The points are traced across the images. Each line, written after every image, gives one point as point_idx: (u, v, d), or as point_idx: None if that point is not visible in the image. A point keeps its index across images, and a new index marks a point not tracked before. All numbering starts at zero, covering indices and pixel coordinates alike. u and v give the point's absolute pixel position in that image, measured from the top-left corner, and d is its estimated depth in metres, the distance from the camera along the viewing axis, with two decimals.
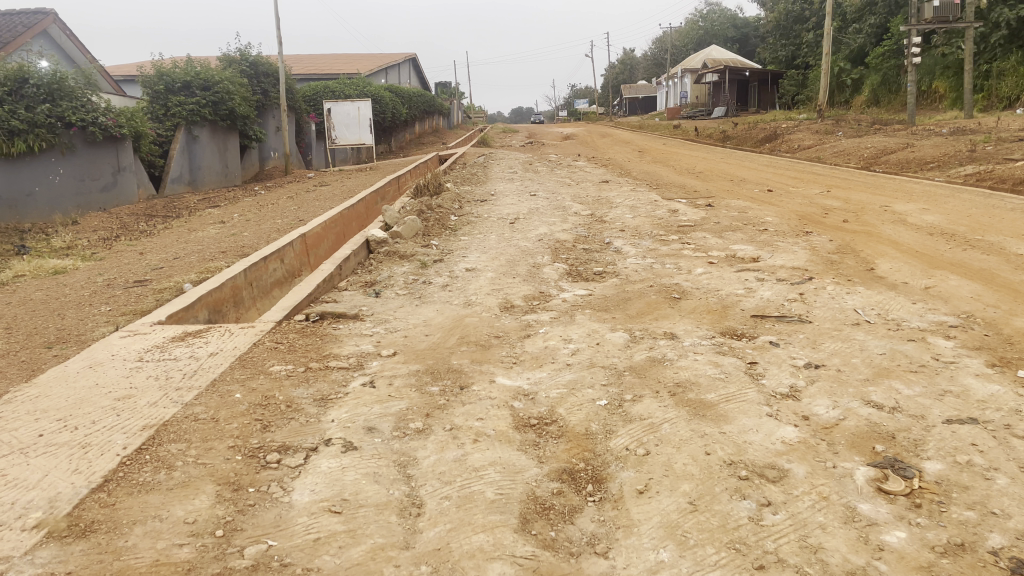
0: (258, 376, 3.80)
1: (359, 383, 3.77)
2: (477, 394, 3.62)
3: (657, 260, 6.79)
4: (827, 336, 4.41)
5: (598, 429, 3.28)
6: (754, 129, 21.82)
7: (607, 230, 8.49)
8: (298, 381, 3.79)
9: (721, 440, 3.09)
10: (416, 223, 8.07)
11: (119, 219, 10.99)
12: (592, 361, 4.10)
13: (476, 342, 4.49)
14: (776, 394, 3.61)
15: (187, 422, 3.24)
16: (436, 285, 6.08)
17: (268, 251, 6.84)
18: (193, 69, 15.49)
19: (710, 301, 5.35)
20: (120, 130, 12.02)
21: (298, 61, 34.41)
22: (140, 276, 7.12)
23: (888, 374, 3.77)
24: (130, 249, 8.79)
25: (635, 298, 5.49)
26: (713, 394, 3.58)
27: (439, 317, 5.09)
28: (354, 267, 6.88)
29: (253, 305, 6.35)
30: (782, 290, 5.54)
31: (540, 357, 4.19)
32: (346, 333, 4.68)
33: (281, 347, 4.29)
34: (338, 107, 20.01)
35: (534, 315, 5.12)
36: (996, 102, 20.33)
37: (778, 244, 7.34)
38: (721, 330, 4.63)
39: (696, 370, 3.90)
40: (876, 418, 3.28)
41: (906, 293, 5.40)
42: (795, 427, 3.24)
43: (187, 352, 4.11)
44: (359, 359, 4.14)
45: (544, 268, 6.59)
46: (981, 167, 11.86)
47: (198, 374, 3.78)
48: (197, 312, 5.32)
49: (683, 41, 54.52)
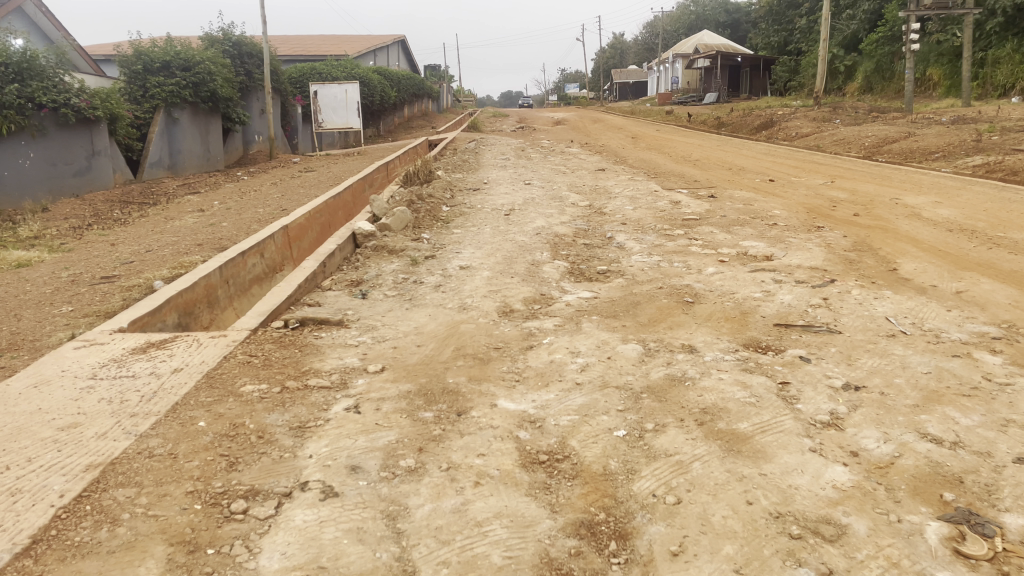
0: (226, 400, 3.32)
1: (343, 407, 3.31)
2: (479, 422, 3.17)
3: (664, 258, 6.35)
4: (862, 350, 3.99)
5: (618, 468, 2.84)
6: (750, 115, 21.36)
7: (608, 223, 8.04)
8: (273, 404, 3.32)
9: (763, 484, 2.67)
10: (406, 214, 7.60)
11: (93, 206, 10.43)
12: (606, 379, 3.66)
13: (473, 354, 4.04)
14: (816, 423, 3.19)
15: (139, 460, 2.77)
16: (428, 285, 5.61)
17: (246, 245, 6.33)
18: (172, 48, 14.82)
19: (726, 305, 4.92)
20: (93, 113, 11.51)
21: (285, 41, 33.52)
22: (108, 271, 6.60)
23: (940, 400, 3.35)
24: (101, 240, 8.27)
25: (645, 302, 5.04)
26: (746, 424, 3.14)
27: (432, 324, 4.63)
28: (340, 263, 6.40)
29: (230, 305, 5.86)
30: (803, 293, 5.11)
31: (545, 374, 3.75)
32: (329, 343, 4.21)
33: (254, 361, 3.81)
34: (324, 90, 19.36)
35: (535, 321, 4.67)
36: (992, 91, 20.06)
37: (791, 240, 6.91)
38: (743, 342, 4.19)
39: (724, 393, 3.46)
40: (938, 457, 2.86)
41: (938, 298, 4.99)
42: (844, 467, 2.81)
43: (147, 368, 3.63)
44: (342, 377, 3.67)
45: (544, 266, 6.14)
46: (990, 158, 11.47)
47: (157, 397, 3.30)
48: (166, 316, 4.83)
49: (675, 25, 53.86)
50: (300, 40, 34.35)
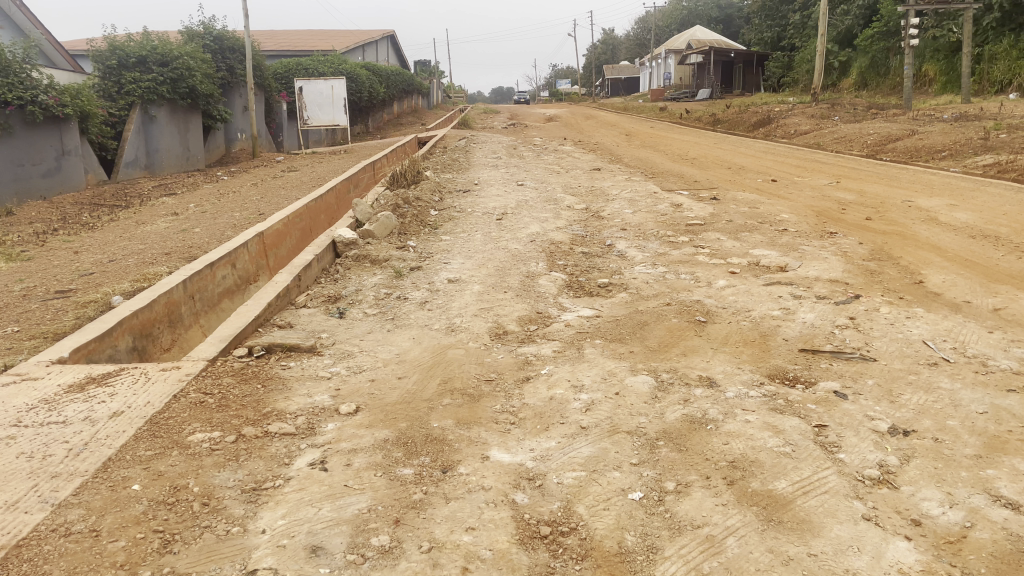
0: (170, 454, 2.81)
1: (307, 461, 2.81)
2: (469, 481, 2.68)
3: (670, 268, 5.86)
4: (903, 383, 3.52)
5: (637, 546, 2.34)
6: (746, 112, 20.89)
7: (607, 229, 7.54)
8: (225, 458, 2.82)
9: (815, 571, 2.19)
10: (391, 219, 7.08)
11: (61, 209, 9.86)
12: (614, 422, 3.16)
13: (462, 389, 3.54)
14: (865, 480, 2.71)
15: (53, 541, 2.27)
16: (412, 302, 5.10)
17: (216, 256, 5.81)
18: (149, 42, 14.27)
19: (743, 326, 4.43)
20: (62, 110, 10.96)
21: (271, 36, 32.79)
22: (64, 284, 6.06)
23: (1006, 449, 2.88)
24: (65, 248, 7.72)
25: (653, 322, 4.54)
26: (785, 482, 2.66)
27: (416, 350, 4.12)
28: (317, 275, 5.88)
29: (195, 323, 5.34)
30: (826, 311, 4.64)
31: (545, 414, 3.27)
32: (298, 375, 3.71)
33: (208, 402, 3.29)
34: (310, 86, 18.78)
35: (531, 346, 4.17)
36: (989, 86, 19.69)
37: (804, 248, 6.43)
38: (768, 372, 3.70)
39: (753, 440, 2.98)
40: (1018, 529, 2.38)
41: (976, 317, 4.52)
42: (908, 542, 2.34)
43: (81, 413, 3.11)
44: (310, 421, 3.17)
45: (539, 279, 5.64)
46: (1000, 156, 11.03)
47: (87, 452, 2.79)
48: (117, 340, 4.30)
49: (666, 21, 53.32)
50: (289, 35, 33.68)
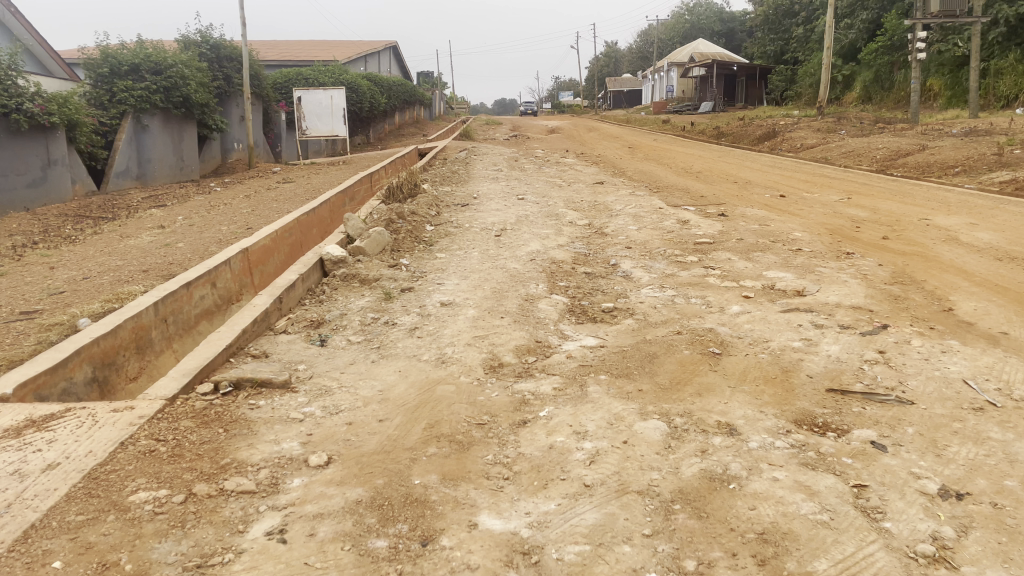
0: (105, 520, 2.40)
1: (265, 529, 2.41)
2: (452, 557, 2.27)
3: (679, 292, 5.47)
4: (948, 432, 3.12)
5: None
6: (750, 125, 20.56)
7: (611, 246, 7.16)
8: (169, 525, 2.41)
9: None
10: (383, 236, 6.70)
11: (43, 221, 9.48)
12: (623, 479, 2.75)
13: (451, 436, 3.13)
14: (918, 556, 2.31)
15: None
16: (401, 328, 4.70)
17: (194, 274, 5.41)
18: (143, 50, 13.94)
19: (763, 360, 4.03)
20: (49, 119, 10.61)
21: (272, 47, 32.60)
22: (31, 304, 5.67)
23: None
24: (41, 263, 7.33)
25: (663, 354, 4.14)
26: (824, 563, 2.26)
27: (401, 385, 3.72)
28: (301, 296, 5.49)
29: (168, 347, 4.93)
30: (852, 343, 4.24)
31: (543, 467, 2.86)
32: (268, 417, 3.31)
33: (160, 451, 2.89)
34: (309, 96, 18.45)
35: (529, 382, 3.77)
36: (994, 101, 19.29)
37: (821, 270, 6.04)
38: (794, 418, 3.29)
39: (785, 504, 2.57)
40: None
41: (1016, 351, 4.12)
42: None
43: (10, 465, 2.70)
44: (274, 475, 2.76)
45: (539, 302, 5.25)
46: (1017, 173, 10.65)
47: (9, 516, 2.39)
48: (74, 371, 3.89)
49: (669, 35, 53.21)
50: (290, 46, 33.53)
